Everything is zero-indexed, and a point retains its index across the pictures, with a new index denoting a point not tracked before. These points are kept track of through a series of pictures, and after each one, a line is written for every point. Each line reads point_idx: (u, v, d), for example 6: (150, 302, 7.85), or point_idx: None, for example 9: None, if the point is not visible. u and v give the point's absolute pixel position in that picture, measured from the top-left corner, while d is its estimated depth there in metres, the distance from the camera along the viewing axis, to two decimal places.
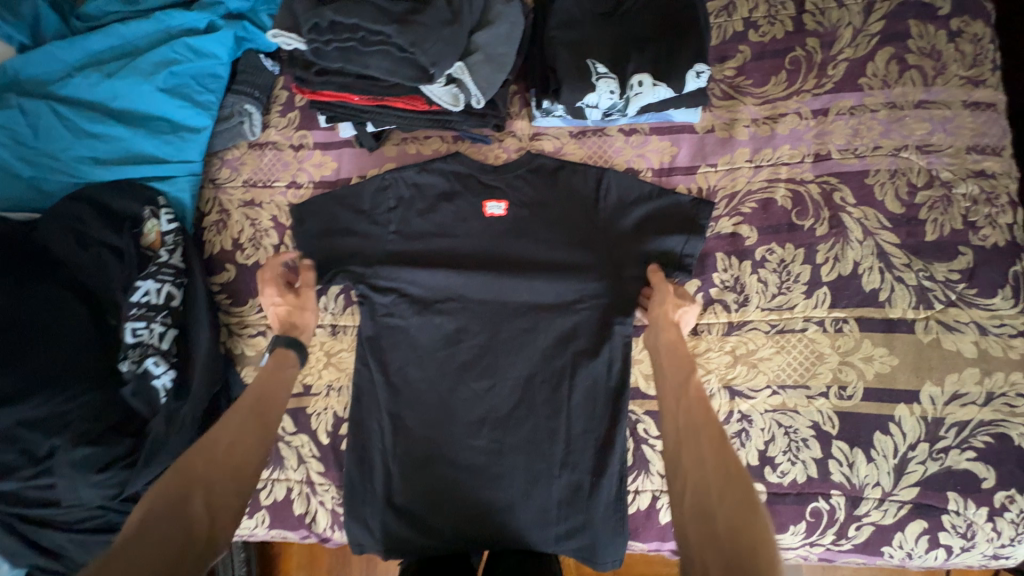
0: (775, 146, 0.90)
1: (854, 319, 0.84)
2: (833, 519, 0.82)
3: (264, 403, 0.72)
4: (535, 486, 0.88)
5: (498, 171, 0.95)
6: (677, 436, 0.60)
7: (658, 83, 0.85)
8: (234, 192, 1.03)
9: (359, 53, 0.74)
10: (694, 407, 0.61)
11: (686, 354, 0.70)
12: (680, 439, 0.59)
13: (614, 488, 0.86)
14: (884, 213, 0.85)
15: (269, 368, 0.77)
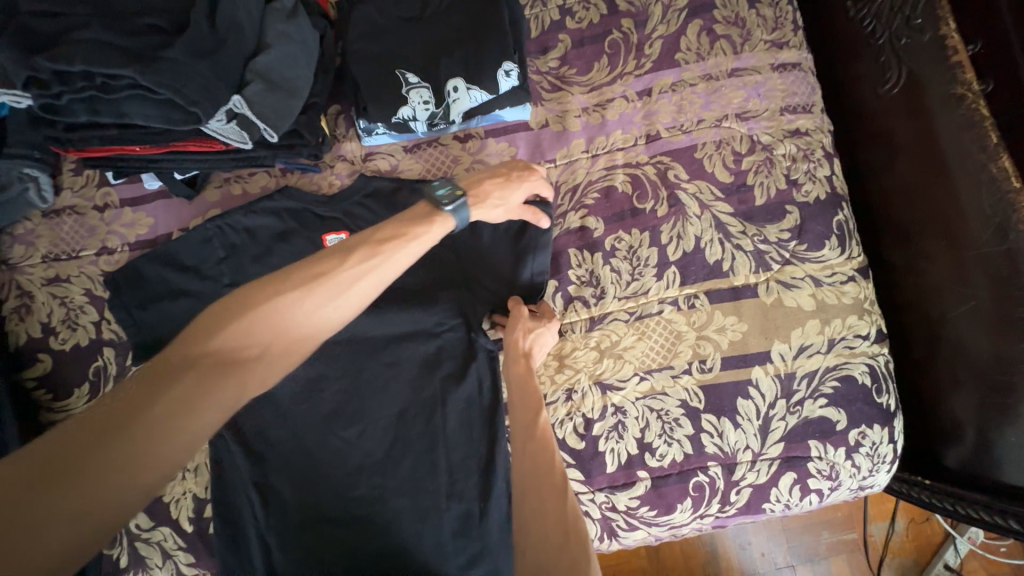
0: (607, 133, 0.89)
1: (703, 293, 0.85)
2: (715, 489, 0.84)
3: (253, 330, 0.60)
4: (426, 524, 0.83)
5: (332, 199, 0.88)
6: (523, 491, 0.64)
7: (472, 87, 0.81)
8: (34, 270, 0.89)
9: (105, 102, 0.64)
10: (540, 460, 0.66)
11: (533, 395, 0.73)
12: (526, 494, 0.64)
13: (504, 508, 0.84)
14: (715, 184, 0.87)
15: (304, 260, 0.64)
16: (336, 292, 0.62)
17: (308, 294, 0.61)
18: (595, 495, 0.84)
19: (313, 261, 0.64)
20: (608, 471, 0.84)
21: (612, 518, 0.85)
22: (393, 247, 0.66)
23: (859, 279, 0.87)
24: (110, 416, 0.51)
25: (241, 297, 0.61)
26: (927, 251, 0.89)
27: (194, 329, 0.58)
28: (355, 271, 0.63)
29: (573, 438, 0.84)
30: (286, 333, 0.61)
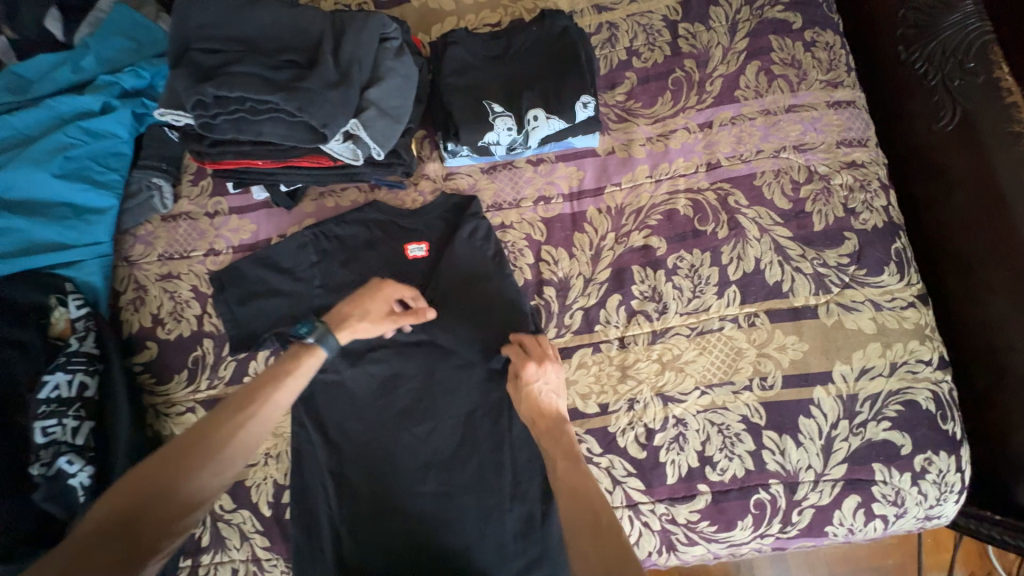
0: (670, 160, 0.96)
1: (764, 312, 0.89)
2: (776, 508, 0.84)
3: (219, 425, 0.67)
4: (488, 523, 0.87)
5: (415, 214, 0.97)
6: (573, 527, 0.66)
7: (551, 116, 0.90)
8: (150, 266, 1.00)
9: (251, 122, 0.75)
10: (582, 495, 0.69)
11: (563, 435, 0.79)
12: (575, 530, 0.66)
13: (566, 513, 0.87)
14: (775, 210, 0.92)
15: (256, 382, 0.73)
16: (225, 441, 0.66)
17: (194, 453, 0.64)
18: (655, 506, 0.86)
19: (220, 421, 0.68)
20: (668, 482, 0.86)
21: (672, 531, 0.86)
22: (280, 391, 0.73)
23: (919, 305, 0.89)
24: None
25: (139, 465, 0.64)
26: (989, 281, 0.90)
27: (109, 494, 0.61)
28: (243, 416, 0.69)
29: (635, 447, 0.87)
30: (185, 485, 0.63)
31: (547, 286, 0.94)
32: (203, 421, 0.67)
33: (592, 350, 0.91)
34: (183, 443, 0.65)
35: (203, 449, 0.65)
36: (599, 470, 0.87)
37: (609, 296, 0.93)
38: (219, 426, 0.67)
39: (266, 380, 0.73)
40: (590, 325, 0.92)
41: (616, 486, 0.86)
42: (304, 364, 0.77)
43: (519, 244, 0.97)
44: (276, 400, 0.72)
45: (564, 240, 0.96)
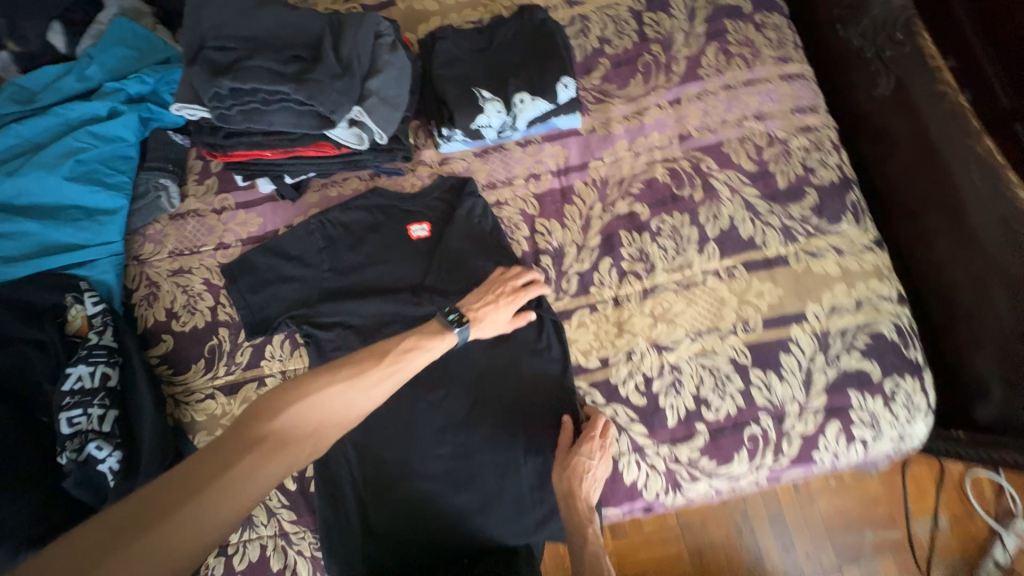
0: (646, 135, 1.06)
1: (741, 264, 0.98)
2: (768, 439, 0.92)
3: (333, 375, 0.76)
4: (505, 478, 0.92)
5: (416, 197, 1.04)
6: None
7: (537, 98, 0.98)
8: (161, 263, 1.04)
9: (263, 112, 0.81)
10: None
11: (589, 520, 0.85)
12: None
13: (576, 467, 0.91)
14: (742, 172, 1.02)
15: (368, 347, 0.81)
16: (368, 382, 0.76)
17: (346, 391, 0.75)
18: (659, 449, 0.92)
19: (365, 367, 0.78)
20: (669, 424, 0.93)
21: (675, 470, 0.92)
22: (417, 355, 0.82)
23: (876, 248, 0.99)
24: (197, 477, 0.59)
25: (301, 389, 0.73)
26: (933, 224, 1.02)
27: (252, 416, 0.68)
28: (388, 369, 0.78)
29: (635, 395, 0.94)
30: (333, 414, 0.73)
31: (544, 255, 1.02)
32: (360, 362, 0.78)
33: (589, 310, 0.98)
34: (335, 382, 0.75)
35: (346, 385, 0.75)
36: (604, 419, 0.93)
37: (601, 260, 1.01)
38: (372, 370, 0.78)
39: (432, 333, 0.85)
40: (586, 288, 1.00)
41: (621, 433, 0.93)
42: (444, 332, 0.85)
43: (515, 219, 1.04)
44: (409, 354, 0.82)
45: (556, 212, 1.04)
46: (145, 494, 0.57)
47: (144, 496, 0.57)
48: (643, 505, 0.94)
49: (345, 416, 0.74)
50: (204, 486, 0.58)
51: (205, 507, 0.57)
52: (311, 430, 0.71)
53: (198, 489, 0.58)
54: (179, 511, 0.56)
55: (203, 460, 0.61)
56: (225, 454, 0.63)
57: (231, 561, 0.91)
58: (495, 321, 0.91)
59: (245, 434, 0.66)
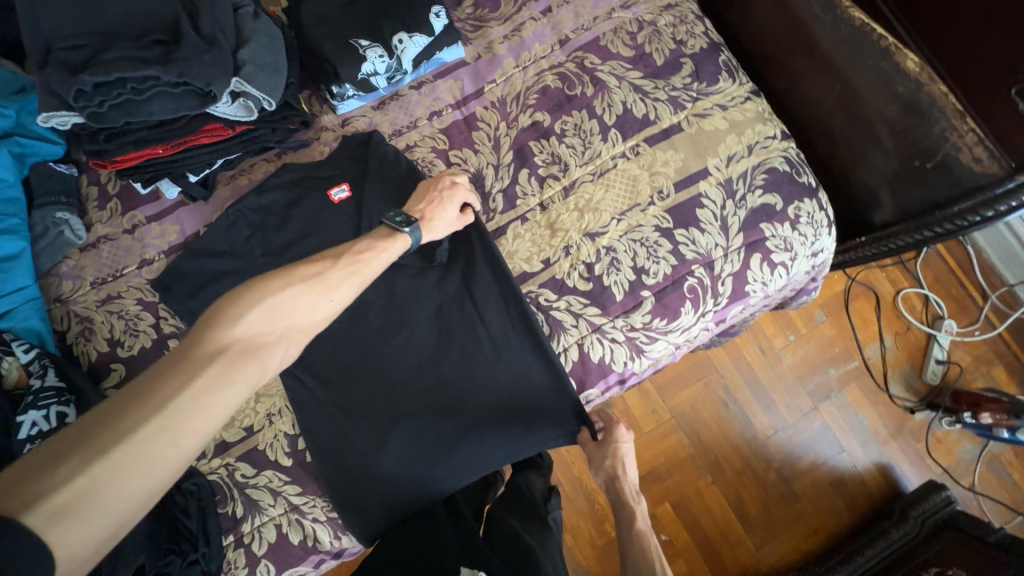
0: (529, 48, 1.10)
1: (643, 141, 1.06)
2: (704, 287, 1.02)
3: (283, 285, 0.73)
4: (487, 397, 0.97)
5: (327, 162, 1.05)
6: None
7: (414, 34, 1.01)
8: (86, 297, 1.01)
9: (138, 102, 0.80)
10: None
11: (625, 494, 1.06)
12: None
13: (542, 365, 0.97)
14: (623, 59, 1.09)
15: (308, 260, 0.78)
16: (328, 289, 0.76)
17: (307, 298, 0.74)
18: (615, 322, 1.01)
19: (325, 271, 0.77)
20: (618, 299, 1.01)
21: (634, 337, 1.01)
22: (372, 255, 0.84)
23: (754, 97, 1.09)
24: (159, 390, 0.57)
25: (258, 294, 0.70)
26: (798, 66, 1.14)
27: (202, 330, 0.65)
28: (343, 273, 0.79)
29: (582, 282, 1.01)
30: (299, 320, 0.72)
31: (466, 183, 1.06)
32: (313, 269, 0.77)
33: (521, 221, 1.04)
34: (297, 288, 0.73)
35: (309, 290, 0.74)
36: (561, 312, 1.00)
37: (520, 173, 1.06)
38: (331, 275, 0.78)
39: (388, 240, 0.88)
40: (512, 202, 1.05)
41: (578, 319, 1.00)
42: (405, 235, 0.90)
43: (429, 157, 1.07)
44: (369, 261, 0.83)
45: (466, 141, 1.08)
46: (102, 414, 0.55)
47: (108, 411, 0.55)
48: (617, 377, 1.03)
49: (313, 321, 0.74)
50: (169, 397, 0.57)
51: (176, 417, 0.56)
52: (277, 337, 0.69)
53: (163, 400, 0.56)
54: (143, 417, 0.54)
55: (161, 376, 0.58)
56: (186, 366, 0.60)
57: (251, 549, 0.93)
58: (444, 219, 0.96)
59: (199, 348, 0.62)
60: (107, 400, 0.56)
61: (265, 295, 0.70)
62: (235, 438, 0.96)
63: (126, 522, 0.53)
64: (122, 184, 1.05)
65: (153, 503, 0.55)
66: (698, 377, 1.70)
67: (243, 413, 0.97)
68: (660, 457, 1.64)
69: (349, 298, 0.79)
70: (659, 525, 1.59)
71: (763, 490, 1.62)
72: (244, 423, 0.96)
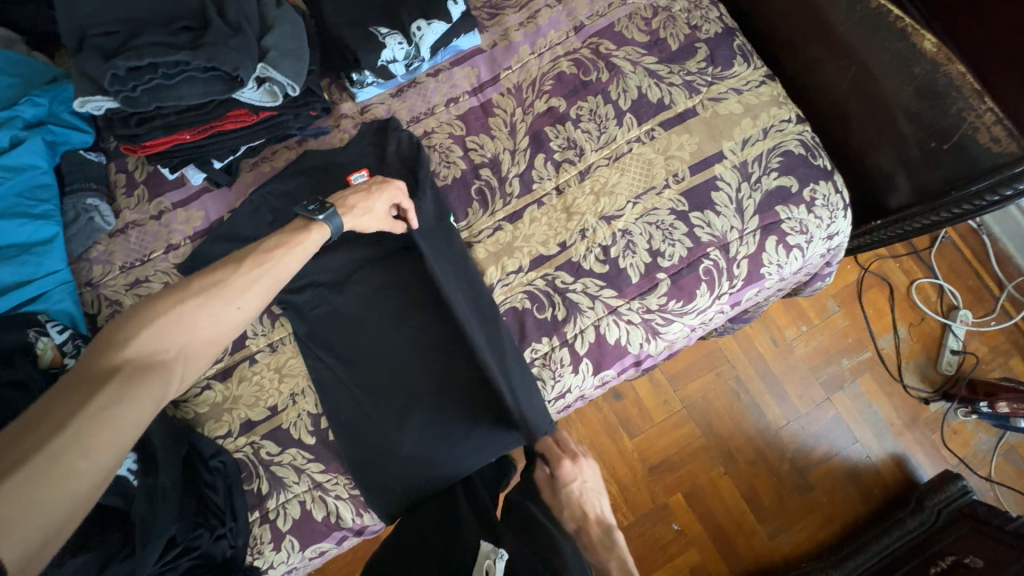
0: (544, 35, 1.12)
1: (658, 125, 1.07)
2: (720, 269, 1.03)
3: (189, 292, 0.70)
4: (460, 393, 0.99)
5: (347, 149, 1.07)
6: None
7: (432, 21, 1.02)
8: (116, 281, 1.04)
9: (169, 87, 0.82)
10: None
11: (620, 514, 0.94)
12: None
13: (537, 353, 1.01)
14: (638, 45, 1.10)
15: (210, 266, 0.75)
16: (233, 298, 0.73)
17: (205, 305, 0.70)
18: (631, 304, 1.02)
19: (220, 277, 0.73)
20: (634, 282, 1.02)
21: (650, 318, 1.02)
22: (281, 253, 0.80)
23: (769, 81, 1.10)
24: (64, 408, 0.54)
25: (151, 310, 0.67)
26: (813, 51, 1.14)
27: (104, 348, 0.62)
28: (247, 278, 0.75)
29: (598, 265, 1.02)
30: (199, 335, 0.69)
31: (483, 168, 1.07)
32: (215, 276, 0.73)
33: (538, 206, 1.06)
34: (189, 298, 0.70)
35: (207, 298, 0.71)
36: (577, 294, 1.02)
37: (536, 158, 1.07)
38: (230, 279, 0.74)
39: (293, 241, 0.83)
40: (528, 186, 1.06)
41: (595, 301, 1.01)
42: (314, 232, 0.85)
43: (446, 143, 1.09)
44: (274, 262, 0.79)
45: (482, 127, 1.09)
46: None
47: (5, 443, 0.50)
48: (634, 359, 1.04)
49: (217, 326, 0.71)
50: (71, 413, 0.54)
51: (84, 428, 0.53)
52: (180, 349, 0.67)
53: (64, 419, 0.53)
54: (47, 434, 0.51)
55: (58, 400, 0.55)
56: (89, 385, 0.58)
57: (276, 524, 0.95)
58: (371, 211, 0.94)
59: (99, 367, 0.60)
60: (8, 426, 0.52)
61: (160, 311, 0.67)
62: (260, 417, 0.98)
63: (45, 551, 0.48)
64: (149, 171, 1.08)
65: (77, 520, 0.51)
66: (710, 367, 1.70)
67: (268, 393, 0.99)
68: (670, 450, 1.64)
69: (257, 304, 0.76)
70: (672, 515, 1.59)
71: (777, 481, 1.62)
72: (269, 403, 0.99)
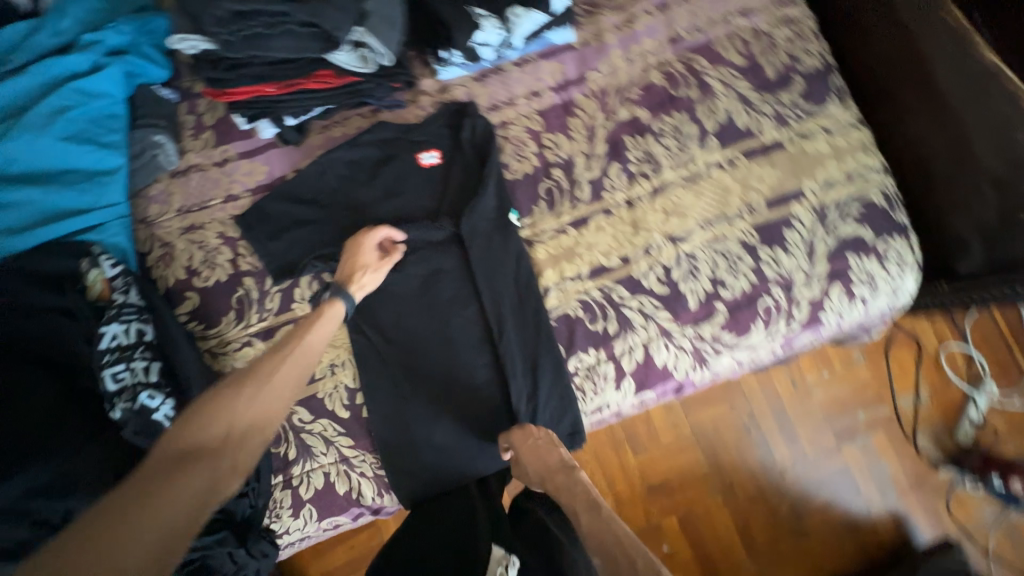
0: (638, 41, 1.09)
1: (740, 153, 1.04)
2: (780, 309, 1.01)
3: (246, 374, 0.75)
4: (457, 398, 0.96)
5: (422, 126, 1.05)
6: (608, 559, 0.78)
7: (531, 10, 0.99)
8: (171, 222, 1.02)
9: (267, 37, 0.80)
10: None
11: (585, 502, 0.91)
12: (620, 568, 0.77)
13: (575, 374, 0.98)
14: (734, 67, 1.07)
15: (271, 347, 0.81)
16: (271, 377, 0.76)
17: (252, 390, 0.73)
18: (684, 330, 0.99)
19: (261, 363, 0.77)
20: (692, 307, 0.99)
21: (702, 347, 1.00)
22: (310, 334, 0.83)
23: (860, 125, 1.06)
24: (125, 499, 0.59)
25: (205, 399, 0.71)
26: (908, 103, 1.11)
27: (174, 432, 0.67)
28: (285, 360, 0.78)
29: (658, 285, 1.00)
30: (250, 413, 0.71)
31: (555, 168, 1.05)
32: (259, 362, 0.78)
33: (605, 215, 1.03)
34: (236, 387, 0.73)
35: (255, 385, 0.74)
36: (632, 311, 0.99)
37: (610, 166, 1.04)
38: (273, 362, 0.77)
39: (322, 320, 0.86)
40: (599, 193, 1.04)
41: (649, 320, 0.99)
42: (333, 313, 0.88)
43: (522, 136, 1.06)
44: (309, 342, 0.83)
45: (561, 126, 1.07)
46: (81, 525, 0.57)
47: (61, 546, 0.54)
48: (676, 385, 1.02)
49: (269, 405, 0.73)
50: (132, 499, 0.59)
51: (137, 512, 0.57)
52: (231, 436, 0.69)
53: (124, 505, 0.58)
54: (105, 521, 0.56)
55: (129, 486, 0.61)
56: (150, 477, 0.62)
57: (298, 492, 0.94)
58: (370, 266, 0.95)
59: (166, 452, 0.65)
60: (88, 513, 0.58)
61: (214, 398, 0.71)
62: None
63: None
64: (220, 116, 1.06)
65: None
66: (724, 399, 1.67)
67: None
68: (666, 476, 1.63)
69: (297, 381, 0.78)
70: (664, 537, 1.58)
71: (773, 520, 1.61)
72: None
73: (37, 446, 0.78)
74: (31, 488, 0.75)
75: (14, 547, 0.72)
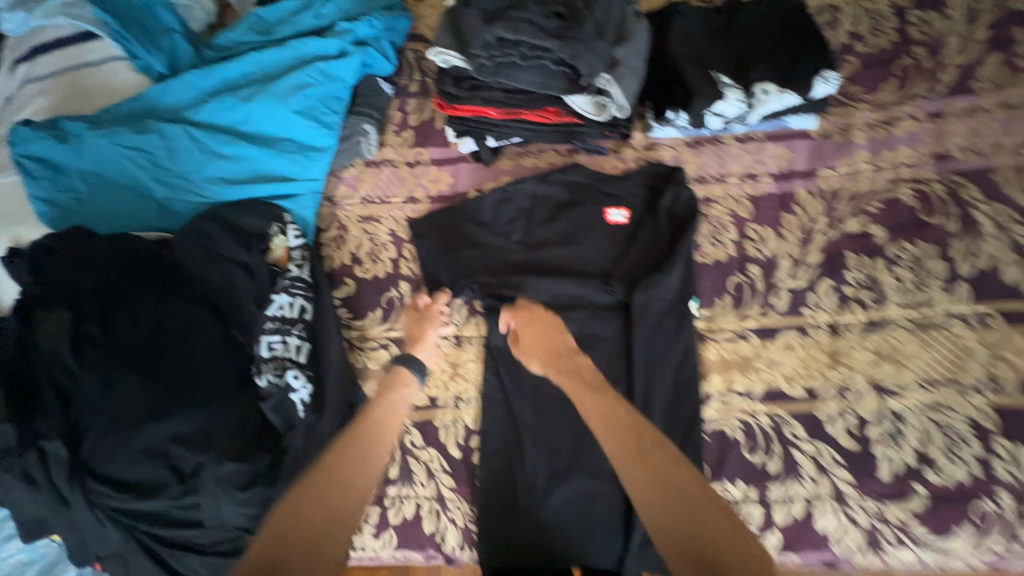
0: (893, 148, 0.93)
1: (999, 313, 0.84)
2: (1004, 522, 0.78)
3: (337, 456, 0.77)
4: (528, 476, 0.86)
5: (618, 180, 0.98)
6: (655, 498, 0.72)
7: (785, 90, 0.88)
8: (352, 208, 1.05)
9: (517, 67, 0.79)
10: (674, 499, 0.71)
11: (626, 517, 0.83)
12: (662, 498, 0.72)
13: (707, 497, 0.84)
14: (1015, 207, 0.87)
15: (358, 416, 0.82)
16: (357, 459, 0.78)
17: (321, 479, 0.74)
18: (863, 501, 0.81)
19: (334, 444, 0.78)
20: (882, 478, 0.81)
21: (881, 529, 0.80)
22: (388, 411, 0.84)
23: None
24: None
25: (301, 480, 0.74)
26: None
27: (278, 512, 0.71)
28: (366, 439, 0.80)
29: (845, 437, 0.83)
30: (338, 498, 0.74)
31: (752, 264, 0.92)
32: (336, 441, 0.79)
33: (799, 333, 0.88)
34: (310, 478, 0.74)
35: (326, 480, 0.74)
36: (803, 457, 0.83)
37: (821, 281, 0.90)
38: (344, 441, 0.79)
39: (394, 399, 0.86)
40: (797, 307, 0.89)
41: (822, 474, 0.82)
42: (399, 381, 0.88)
43: (723, 219, 0.95)
44: (382, 419, 0.83)
45: (772, 219, 0.94)
46: None
47: None
48: (831, 560, 0.81)
49: (343, 489, 0.74)
50: None
51: None
52: (324, 521, 0.71)
53: None
54: None
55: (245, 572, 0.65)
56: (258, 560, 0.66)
57: (387, 514, 0.91)
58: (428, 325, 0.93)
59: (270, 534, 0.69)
60: None
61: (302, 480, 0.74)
62: (418, 404, 0.94)
63: None
64: (424, 121, 1.08)
65: None
66: None
67: (436, 382, 0.95)
68: None
69: (378, 462, 0.80)
70: None
71: None
72: (431, 393, 0.94)
73: (189, 392, 0.79)
74: (176, 434, 0.77)
75: (150, 483, 0.75)
